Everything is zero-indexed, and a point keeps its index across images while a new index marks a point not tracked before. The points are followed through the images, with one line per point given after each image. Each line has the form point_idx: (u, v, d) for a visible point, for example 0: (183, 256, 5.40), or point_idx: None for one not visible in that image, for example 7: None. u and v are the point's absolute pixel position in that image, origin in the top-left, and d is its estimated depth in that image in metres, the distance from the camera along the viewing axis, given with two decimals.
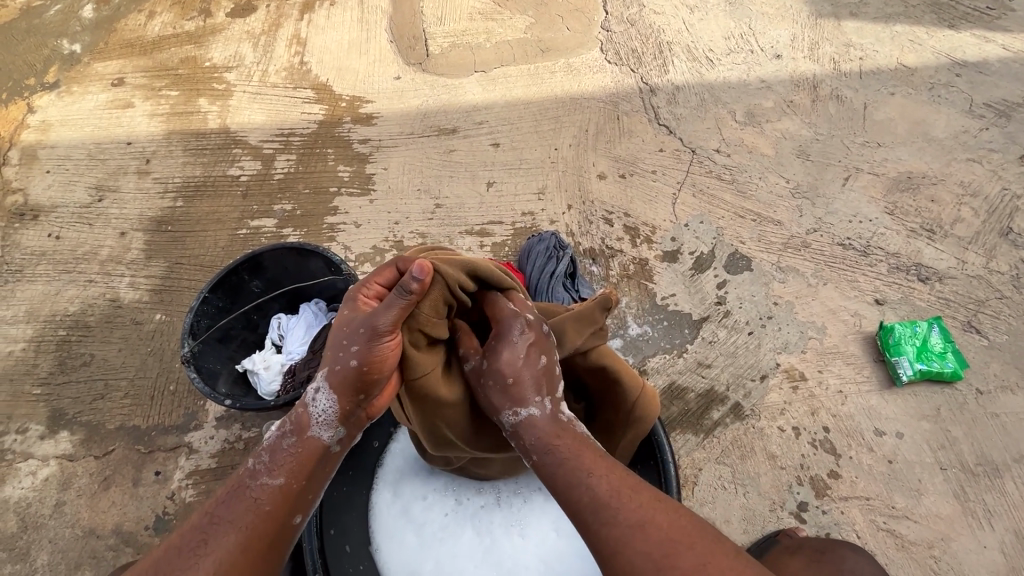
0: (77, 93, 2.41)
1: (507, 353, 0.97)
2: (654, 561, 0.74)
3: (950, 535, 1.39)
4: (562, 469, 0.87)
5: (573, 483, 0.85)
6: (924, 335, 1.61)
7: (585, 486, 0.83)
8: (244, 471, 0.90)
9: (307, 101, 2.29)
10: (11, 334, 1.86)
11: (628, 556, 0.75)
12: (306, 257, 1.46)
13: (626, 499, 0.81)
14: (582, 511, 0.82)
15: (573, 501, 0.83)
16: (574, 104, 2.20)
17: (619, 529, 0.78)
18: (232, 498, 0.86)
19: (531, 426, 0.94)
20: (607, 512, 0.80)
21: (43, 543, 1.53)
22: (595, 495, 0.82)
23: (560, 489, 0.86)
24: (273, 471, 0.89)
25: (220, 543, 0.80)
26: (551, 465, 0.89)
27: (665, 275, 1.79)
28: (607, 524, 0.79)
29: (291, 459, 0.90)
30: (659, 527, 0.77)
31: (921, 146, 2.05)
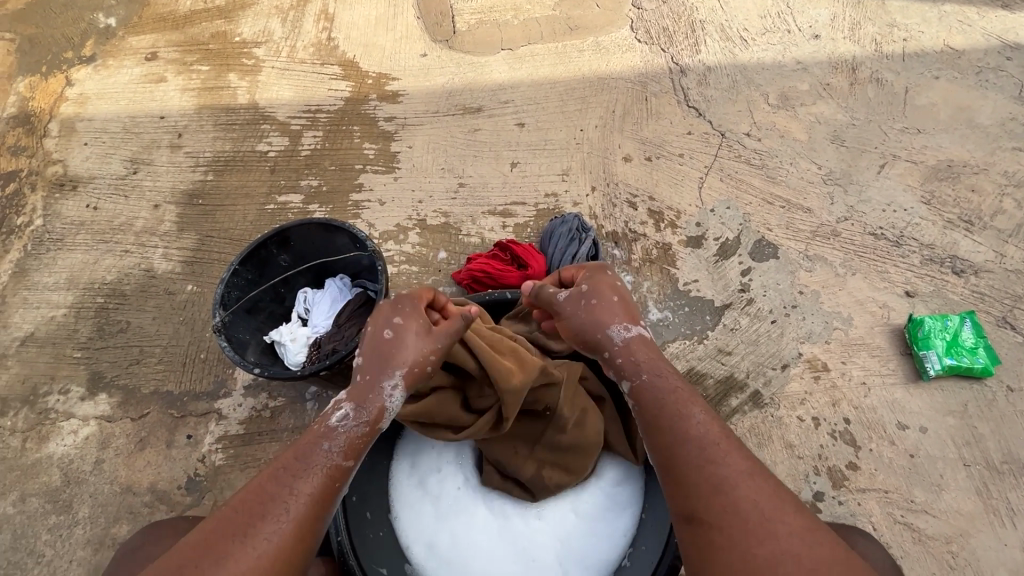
0: (113, 67, 2.46)
1: (609, 281, 1.10)
2: (759, 509, 0.82)
3: (970, 531, 1.37)
4: (666, 406, 0.95)
5: (680, 420, 0.93)
6: (955, 329, 1.56)
7: (693, 424, 0.92)
8: (312, 446, 0.94)
9: (334, 78, 2.30)
10: (52, 300, 1.95)
11: (731, 496, 0.84)
12: (333, 233, 1.49)
13: (732, 449, 0.90)
14: (689, 444, 0.90)
15: (678, 432, 0.92)
16: (602, 84, 2.16)
17: (727, 469, 0.87)
18: (307, 470, 0.91)
19: (636, 343, 1.02)
20: (715, 458, 0.88)
21: (84, 497, 1.62)
22: (702, 434, 0.91)
23: (665, 423, 0.93)
24: (347, 453, 0.94)
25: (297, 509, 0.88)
26: (656, 397, 0.97)
27: (688, 261, 1.77)
28: (716, 465, 0.87)
29: (360, 442, 0.96)
30: (764, 481, 0.86)
31: (963, 134, 1.97)
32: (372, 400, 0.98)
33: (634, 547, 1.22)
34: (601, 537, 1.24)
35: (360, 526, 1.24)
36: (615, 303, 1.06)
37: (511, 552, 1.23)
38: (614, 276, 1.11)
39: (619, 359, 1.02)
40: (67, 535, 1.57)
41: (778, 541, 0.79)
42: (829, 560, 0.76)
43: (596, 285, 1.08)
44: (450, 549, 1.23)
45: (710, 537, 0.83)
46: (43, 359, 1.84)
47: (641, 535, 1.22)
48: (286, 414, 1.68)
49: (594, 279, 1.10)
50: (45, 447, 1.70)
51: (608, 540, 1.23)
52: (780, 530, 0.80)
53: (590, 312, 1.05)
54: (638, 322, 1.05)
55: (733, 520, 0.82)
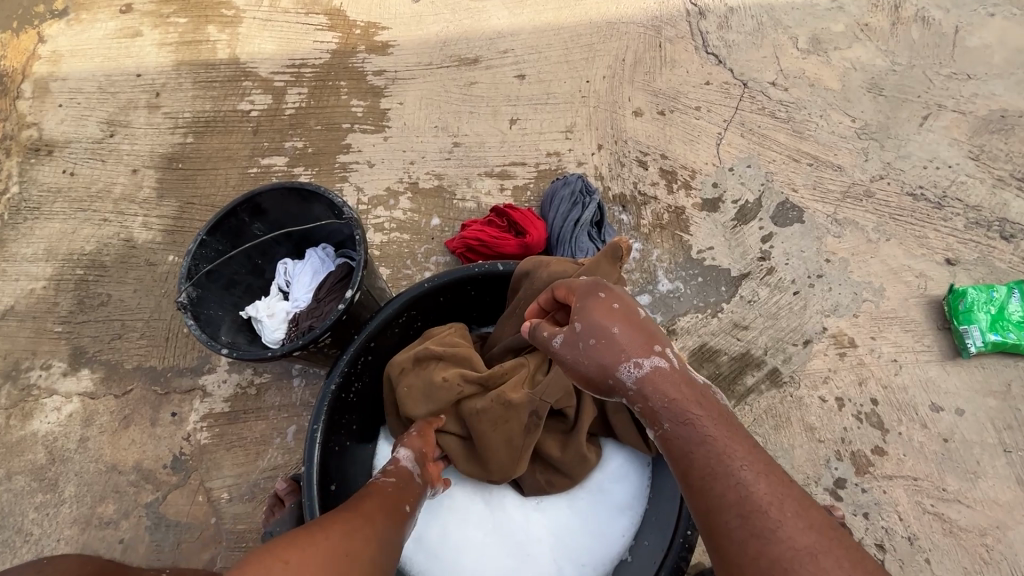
0: (86, 21, 2.29)
1: (599, 306, 0.84)
2: None
3: (1006, 523, 1.26)
4: (696, 456, 0.75)
5: (716, 476, 0.72)
6: (1002, 302, 1.40)
7: (732, 484, 0.71)
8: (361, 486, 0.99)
9: (319, 28, 2.11)
10: (31, 272, 1.86)
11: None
12: (309, 202, 1.37)
13: (787, 513, 0.68)
14: (727, 512, 0.70)
15: (714, 494, 0.71)
16: (611, 29, 1.95)
17: (777, 546, 0.66)
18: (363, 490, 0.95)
19: (655, 381, 0.80)
20: (764, 527, 0.67)
21: (70, 476, 1.58)
22: (746, 496, 0.70)
23: (697, 478, 0.74)
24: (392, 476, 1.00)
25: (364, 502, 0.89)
26: (682, 444, 0.76)
27: (703, 226, 1.61)
28: (765, 533, 0.67)
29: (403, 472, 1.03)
30: (832, 558, 0.64)
31: (1020, 79, 1.74)
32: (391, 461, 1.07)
33: (635, 543, 1.13)
34: (600, 533, 1.15)
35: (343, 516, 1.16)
36: (612, 336, 0.82)
37: (504, 546, 1.16)
38: (610, 295, 0.85)
39: (640, 406, 0.81)
40: (54, 514, 1.54)
41: None
42: None
43: (587, 317, 0.83)
44: (439, 542, 1.16)
45: None
46: (24, 334, 1.77)
47: (644, 531, 1.13)
48: (272, 392, 1.60)
49: (584, 309, 0.84)
50: (29, 424, 1.65)
51: (606, 539, 1.15)
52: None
53: (592, 356, 0.83)
54: (653, 349, 0.82)
55: None
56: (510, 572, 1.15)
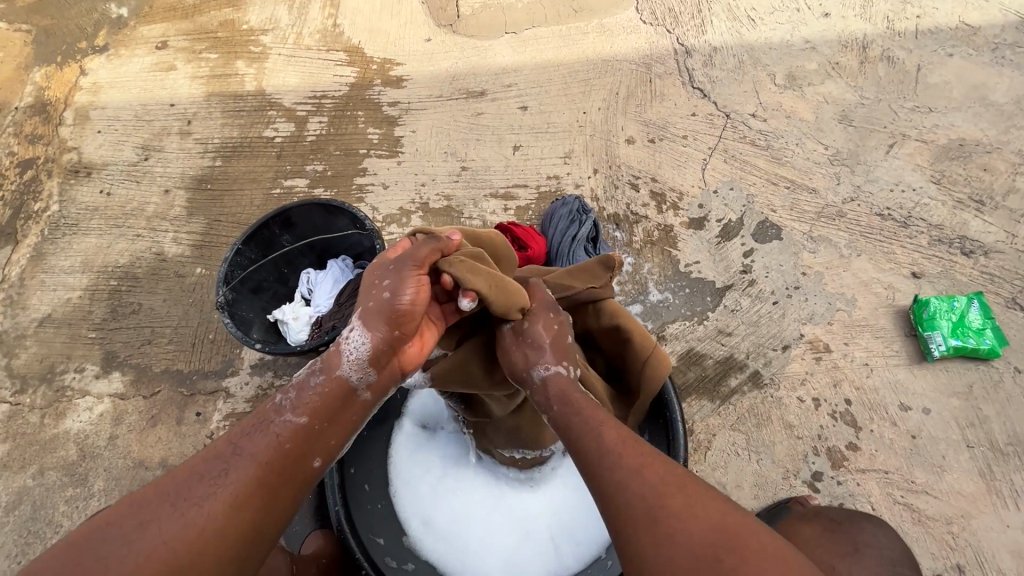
0: (125, 56, 2.51)
1: (546, 325, 1.03)
2: (650, 503, 0.76)
3: (971, 512, 1.36)
4: (575, 423, 0.90)
5: (584, 433, 0.88)
6: (961, 310, 1.53)
7: (595, 436, 0.86)
8: (269, 403, 0.92)
9: (339, 64, 2.32)
10: (68, 282, 2.01)
11: (626, 496, 0.78)
12: (334, 214, 1.53)
13: (629, 448, 0.84)
14: (588, 457, 0.85)
15: (582, 447, 0.86)
16: (606, 66, 2.14)
17: (619, 473, 0.80)
18: (257, 426, 0.88)
19: (556, 384, 0.97)
20: (611, 460, 0.83)
21: (99, 471, 1.68)
22: (602, 442, 0.85)
23: (571, 436, 0.90)
24: (299, 407, 0.91)
25: (241, 461, 0.84)
26: (565, 414, 0.92)
27: (690, 242, 1.76)
28: (610, 464, 0.83)
29: (316, 395, 0.92)
30: (656, 470, 0.80)
31: (977, 112, 1.92)
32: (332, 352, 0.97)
33: None
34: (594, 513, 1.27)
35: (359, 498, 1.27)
36: (537, 346, 1.01)
37: (506, 527, 1.28)
38: (557, 317, 1.05)
39: (541, 394, 0.97)
40: (83, 507, 1.64)
41: (668, 528, 0.73)
42: (716, 535, 0.71)
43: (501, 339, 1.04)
44: (446, 523, 1.27)
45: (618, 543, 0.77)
46: (60, 340, 1.90)
47: None
48: None
49: (535, 316, 1.04)
50: (62, 423, 1.76)
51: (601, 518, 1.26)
52: (667, 512, 0.74)
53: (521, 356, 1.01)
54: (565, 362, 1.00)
55: (630, 522, 0.76)
56: (513, 549, 1.26)
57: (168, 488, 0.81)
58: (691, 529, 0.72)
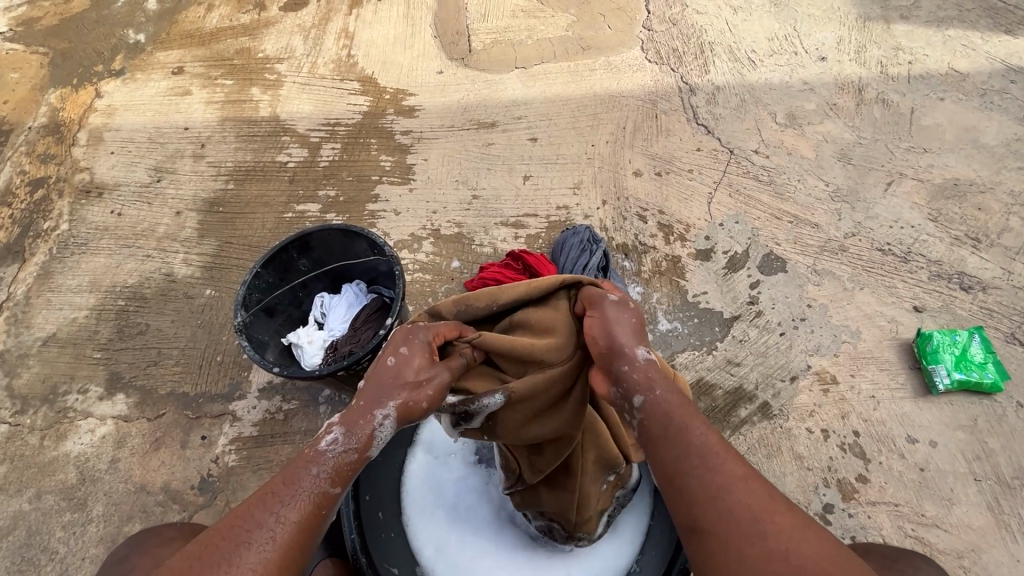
0: (141, 80, 2.55)
1: (620, 309, 0.97)
2: (753, 513, 0.73)
3: (982, 546, 1.37)
4: (675, 416, 0.85)
5: (684, 428, 0.83)
6: (964, 344, 1.57)
7: (697, 435, 0.82)
8: (300, 468, 0.84)
9: (352, 93, 2.38)
10: (75, 302, 2.00)
11: (725, 502, 0.75)
12: (353, 238, 1.55)
13: (732, 456, 0.80)
14: (687, 453, 0.81)
15: (680, 442, 0.82)
16: (613, 102, 2.22)
17: (722, 477, 0.77)
18: (292, 497, 0.81)
19: (654, 366, 0.90)
20: (713, 462, 0.79)
21: (99, 495, 1.65)
22: (704, 442, 0.81)
23: (668, 433, 0.83)
24: (335, 480, 0.84)
25: (282, 538, 0.78)
26: (665, 406, 0.85)
27: (698, 273, 1.80)
28: (711, 471, 0.78)
29: (350, 469, 0.86)
30: (762, 487, 0.77)
31: (969, 154, 2.00)
32: (364, 422, 0.87)
33: (641, 555, 1.23)
34: (608, 542, 1.26)
35: (372, 525, 1.26)
36: (619, 325, 0.95)
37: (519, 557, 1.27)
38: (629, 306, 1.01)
39: (637, 376, 0.89)
40: (80, 533, 1.60)
41: (769, 543, 0.70)
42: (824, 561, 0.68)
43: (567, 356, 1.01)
44: (462, 551, 1.27)
45: (707, 544, 0.74)
46: (64, 360, 1.88)
47: (648, 543, 1.24)
48: (299, 417, 1.71)
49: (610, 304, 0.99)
50: (63, 445, 1.73)
51: (617, 544, 1.26)
52: (774, 531, 0.71)
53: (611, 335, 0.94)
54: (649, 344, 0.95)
55: (729, 527, 0.73)
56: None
57: (205, 562, 0.75)
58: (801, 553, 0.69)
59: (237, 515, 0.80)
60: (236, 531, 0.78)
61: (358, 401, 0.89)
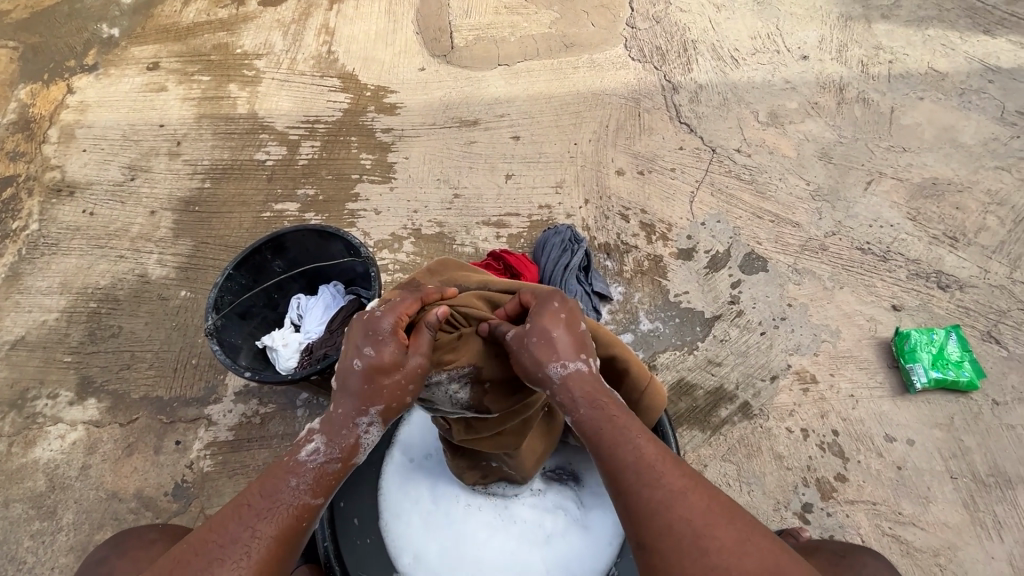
0: (114, 75, 2.49)
1: (551, 314, 0.91)
2: (693, 529, 0.74)
3: (957, 544, 1.39)
4: (604, 432, 0.83)
5: (618, 443, 0.81)
6: (941, 343, 1.59)
7: (631, 449, 0.81)
8: (277, 479, 0.83)
9: (333, 90, 2.34)
10: (45, 304, 1.95)
11: (666, 520, 0.75)
12: (328, 239, 1.53)
13: (669, 464, 0.80)
14: (625, 471, 0.79)
15: (617, 460, 0.80)
16: (596, 100, 2.21)
17: (660, 493, 0.77)
18: (270, 510, 0.80)
19: (574, 383, 0.87)
20: (650, 478, 0.78)
21: (69, 503, 1.60)
22: (640, 457, 0.80)
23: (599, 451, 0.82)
24: (315, 491, 0.83)
25: (259, 553, 0.77)
26: (596, 419, 0.84)
27: (679, 273, 1.79)
28: (649, 489, 0.77)
29: (331, 479, 0.85)
30: (699, 497, 0.77)
31: (948, 153, 2.01)
32: (346, 432, 0.86)
33: (620, 558, 1.22)
34: (589, 542, 1.24)
35: (348, 531, 1.22)
36: (530, 339, 0.90)
37: (497, 561, 1.24)
38: (561, 308, 0.93)
39: (558, 399, 0.87)
40: (49, 542, 1.55)
41: (709, 559, 0.72)
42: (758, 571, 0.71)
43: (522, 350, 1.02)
44: (439, 558, 1.24)
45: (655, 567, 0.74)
46: (33, 364, 1.83)
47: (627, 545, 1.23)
48: (276, 421, 1.67)
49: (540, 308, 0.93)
50: (31, 452, 1.68)
51: (597, 547, 1.24)
52: (715, 548, 0.72)
53: (525, 353, 0.90)
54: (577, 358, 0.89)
55: (673, 548, 0.73)
56: None
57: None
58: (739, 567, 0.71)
59: (212, 529, 0.79)
60: (212, 547, 0.77)
61: (336, 408, 0.87)
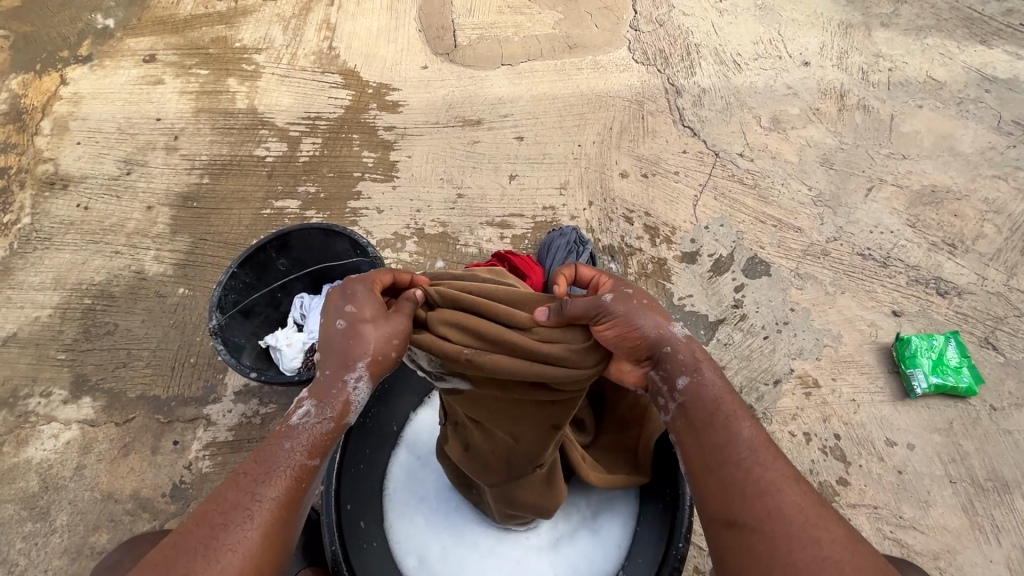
0: (109, 67, 2.44)
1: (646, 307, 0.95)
2: (804, 516, 0.75)
3: (957, 548, 1.41)
4: (721, 404, 0.86)
5: (732, 420, 0.84)
6: (940, 348, 1.61)
7: (745, 428, 0.83)
8: (272, 446, 0.82)
9: (334, 86, 2.31)
10: (38, 300, 1.91)
11: (775, 501, 0.76)
12: (333, 238, 1.53)
13: (781, 456, 0.82)
14: (739, 443, 0.82)
15: (732, 432, 0.83)
16: (600, 101, 2.21)
17: (772, 474, 0.79)
18: (268, 475, 0.79)
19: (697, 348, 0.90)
20: (763, 460, 0.81)
21: (63, 504, 1.57)
22: (754, 439, 0.82)
23: (714, 420, 0.84)
24: (312, 452, 0.82)
25: (261, 516, 0.77)
26: (713, 393, 0.87)
27: (684, 276, 1.80)
28: (760, 467, 0.80)
29: (326, 440, 0.84)
30: (810, 493, 0.78)
31: (946, 161, 2.04)
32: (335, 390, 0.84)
33: (629, 562, 1.20)
34: (598, 545, 1.24)
35: (353, 536, 1.19)
36: (641, 303, 0.90)
37: (501, 564, 1.23)
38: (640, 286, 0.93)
39: (682, 356, 0.88)
40: (43, 543, 1.52)
41: (817, 546, 0.72)
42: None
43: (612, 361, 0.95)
44: (444, 559, 1.24)
45: (751, 541, 0.75)
46: (25, 361, 1.79)
47: (636, 550, 1.21)
48: (276, 422, 1.65)
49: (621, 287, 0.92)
50: (23, 451, 1.65)
51: (604, 550, 1.24)
52: (825, 539, 0.73)
53: (643, 319, 0.88)
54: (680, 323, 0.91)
55: (776, 525, 0.75)
56: None
57: (185, 551, 0.73)
58: (855, 564, 0.71)
59: (210, 503, 0.78)
60: (213, 516, 0.76)
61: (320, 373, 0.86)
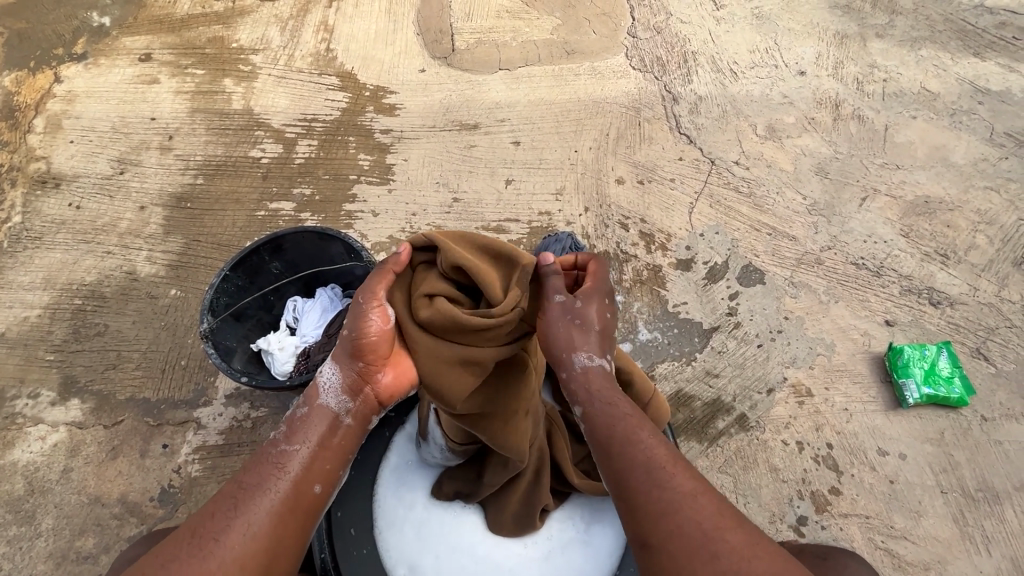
0: (104, 66, 2.42)
1: (601, 303, 1.05)
2: (705, 530, 0.81)
3: (947, 558, 1.42)
4: (620, 426, 0.94)
5: (630, 440, 0.92)
6: (933, 359, 1.62)
7: (642, 447, 0.91)
8: (263, 446, 0.95)
9: (331, 88, 2.30)
10: (27, 300, 1.89)
11: (678, 519, 0.82)
12: (328, 241, 1.51)
13: (676, 469, 0.88)
14: (638, 465, 0.89)
15: (632, 454, 0.90)
16: (597, 107, 2.21)
17: (670, 492, 0.85)
18: (254, 463, 0.92)
19: (592, 375, 0.99)
20: (661, 478, 0.87)
21: (49, 508, 1.55)
22: (650, 454, 0.90)
23: (614, 446, 0.92)
24: (290, 437, 0.95)
25: (245, 502, 0.86)
26: (613, 416, 0.95)
27: (678, 283, 1.80)
28: (659, 487, 0.86)
29: (305, 428, 0.96)
30: (708, 499, 0.85)
31: (939, 172, 2.06)
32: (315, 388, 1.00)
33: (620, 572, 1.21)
34: (590, 557, 1.24)
35: (344, 544, 1.21)
36: (572, 324, 1.01)
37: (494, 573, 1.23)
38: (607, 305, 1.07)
39: (576, 384, 0.99)
40: (28, 548, 1.50)
41: (718, 559, 0.78)
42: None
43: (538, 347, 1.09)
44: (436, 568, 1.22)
45: (660, 562, 0.81)
46: (13, 361, 1.78)
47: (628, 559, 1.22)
48: (267, 426, 1.64)
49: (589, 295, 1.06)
50: (9, 453, 1.63)
51: (598, 559, 1.24)
52: (725, 548, 0.79)
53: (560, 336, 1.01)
54: (604, 351, 1.02)
55: (679, 543, 0.80)
56: None
57: (183, 540, 0.82)
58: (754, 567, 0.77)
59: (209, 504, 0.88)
60: (207, 508, 0.87)
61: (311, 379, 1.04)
